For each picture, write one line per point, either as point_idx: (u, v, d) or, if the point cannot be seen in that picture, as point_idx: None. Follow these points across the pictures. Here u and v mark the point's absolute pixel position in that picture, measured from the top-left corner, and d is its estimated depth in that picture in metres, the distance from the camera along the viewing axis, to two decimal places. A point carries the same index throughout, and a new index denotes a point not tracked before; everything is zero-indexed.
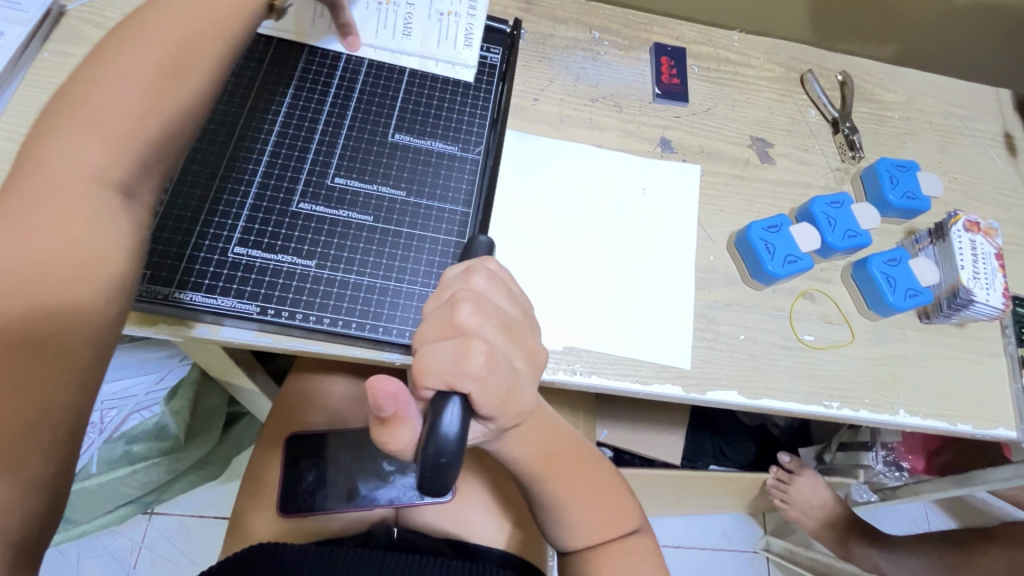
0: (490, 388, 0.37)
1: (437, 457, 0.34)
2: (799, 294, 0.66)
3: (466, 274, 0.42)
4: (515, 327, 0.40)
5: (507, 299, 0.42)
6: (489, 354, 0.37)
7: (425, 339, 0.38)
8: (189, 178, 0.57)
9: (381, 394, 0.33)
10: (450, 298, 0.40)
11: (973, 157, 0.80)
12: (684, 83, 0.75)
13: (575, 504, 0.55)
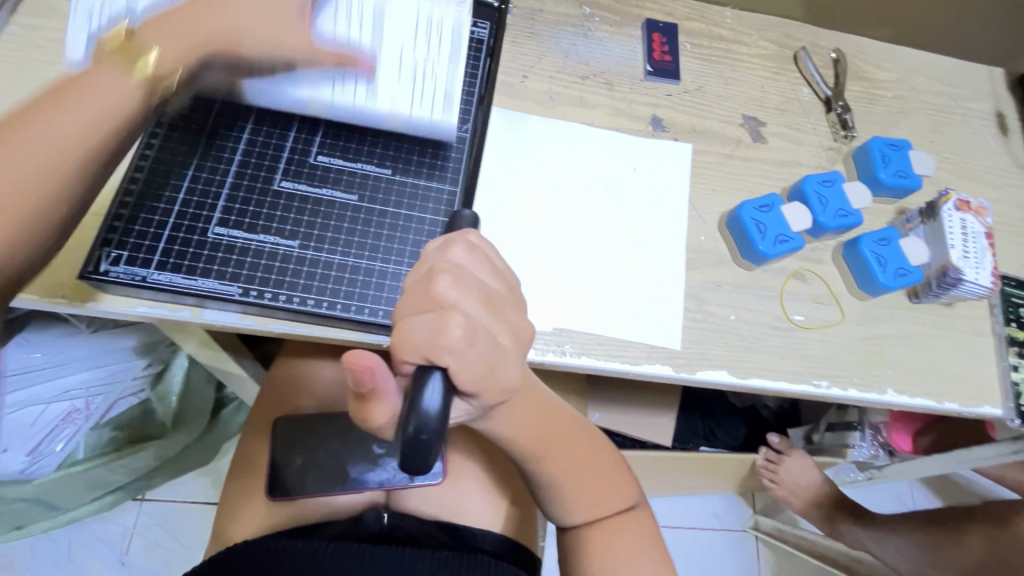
0: (469, 363, 0.35)
1: (418, 433, 0.33)
2: (790, 274, 0.66)
3: (444, 247, 0.40)
4: (498, 300, 0.39)
5: (491, 271, 0.40)
6: (468, 326, 0.35)
7: (403, 315, 0.37)
8: (166, 156, 0.55)
9: (356, 367, 0.33)
10: (428, 272, 0.38)
11: (965, 136, 0.80)
12: (675, 60, 0.74)
13: (570, 483, 0.55)
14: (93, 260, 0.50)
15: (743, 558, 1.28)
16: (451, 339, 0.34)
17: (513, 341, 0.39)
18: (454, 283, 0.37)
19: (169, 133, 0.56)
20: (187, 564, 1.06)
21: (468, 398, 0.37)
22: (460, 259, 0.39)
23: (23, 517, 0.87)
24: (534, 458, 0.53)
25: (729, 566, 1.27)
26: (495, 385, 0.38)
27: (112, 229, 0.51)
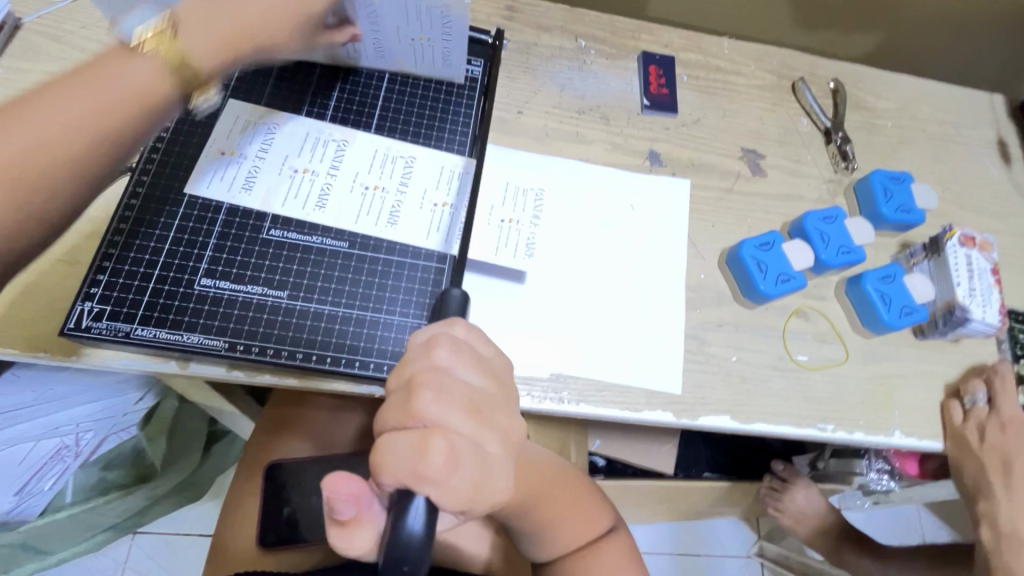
0: (454, 487, 0.35)
1: (398, 563, 0.33)
2: (793, 312, 0.64)
3: (427, 346, 0.38)
4: (484, 405, 0.38)
5: (477, 369, 0.39)
6: (451, 450, 0.34)
7: (384, 426, 0.36)
8: (153, 203, 0.54)
9: (336, 497, 0.32)
10: (410, 380, 0.37)
11: (967, 166, 0.79)
12: (672, 93, 0.73)
13: (555, 526, 0.53)
14: (77, 316, 0.49)
15: None
16: (432, 467, 0.34)
17: (503, 447, 0.38)
18: (437, 398, 0.36)
19: (156, 180, 0.55)
20: None
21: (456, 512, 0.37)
22: (444, 360, 0.38)
23: (8, 561, 0.84)
24: (517, 507, 0.50)
25: None
26: (485, 498, 0.37)
27: (96, 281, 0.50)
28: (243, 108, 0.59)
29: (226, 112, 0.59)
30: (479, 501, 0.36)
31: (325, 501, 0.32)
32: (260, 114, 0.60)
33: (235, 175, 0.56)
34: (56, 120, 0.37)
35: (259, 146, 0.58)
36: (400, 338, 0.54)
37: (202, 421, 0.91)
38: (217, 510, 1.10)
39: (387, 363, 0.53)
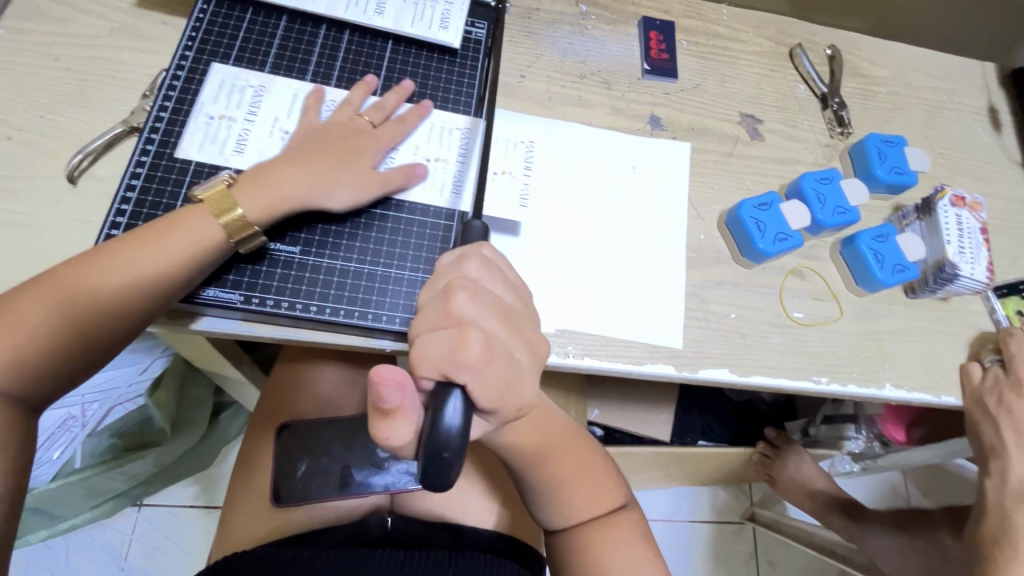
0: (489, 380, 0.37)
1: (439, 451, 0.34)
2: (789, 271, 0.66)
3: (460, 260, 0.42)
4: (512, 314, 0.41)
5: (506, 285, 0.42)
6: (483, 344, 0.37)
7: (418, 329, 0.39)
8: (164, 162, 0.55)
9: (384, 385, 0.33)
10: (445, 287, 0.40)
11: (958, 132, 0.80)
12: (672, 59, 0.74)
13: (568, 489, 0.55)
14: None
15: (741, 549, 1.29)
16: (469, 355, 0.36)
17: (529, 353, 0.41)
18: (472, 299, 0.39)
19: (164, 140, 0.56)
20: (188, 569, 1.05)
21: (486, 414, 0.39)
22: (475, 272, 0.41)
23: (22, 528, 0.85)
24: (532, 467, 0.54)
25: (726, 557, 1.28)
26: (512, 400, 0.39)
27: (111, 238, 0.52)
28: (227, 72, 0.60)
29: (210, 77, 0.59)
30: (508, 402, 0.39)
31: (370, 387, 0.33)
32: (246, 77, 0.60)
33: (225, 138, 0.57)
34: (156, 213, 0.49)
35: (247, 109, 0.59)
36: (411, 293, 0.55)
37: (209, 390, 0.90)
38: (223, 481, 1.11)
39: (399, 317, 0.54)
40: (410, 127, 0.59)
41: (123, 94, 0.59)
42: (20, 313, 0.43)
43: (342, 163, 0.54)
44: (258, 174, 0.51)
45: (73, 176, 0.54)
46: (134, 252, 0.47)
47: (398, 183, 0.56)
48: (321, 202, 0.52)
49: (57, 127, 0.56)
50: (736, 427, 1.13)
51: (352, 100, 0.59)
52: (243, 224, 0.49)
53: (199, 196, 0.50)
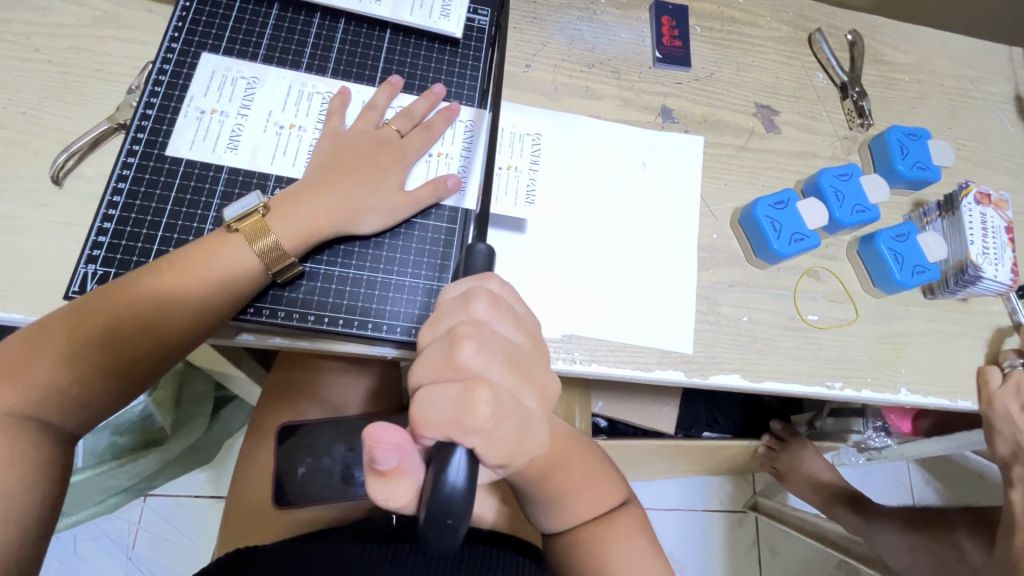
0: (498, 440, 0.35)
1: (444, 516, 0.31)
2: (804, 272, 0.64)
3: (464, 299, 0.39)
4: (521, 358, 0.39)
5: (514, 325, 0.40)
6: (491, 399, 0.35)
7: (420, 379, 0.37)
8: (152, 163, 0.53)
9: (379, 446, 0.32)
10: (449, 332, 0.37)
11: (983, 122, 0.77)
12: (686, 46, 0.70)
13: (573, 496, 0.53)
14: (86, 289, 0.48)
15: (744, 538, 1.29)
16: (477, 416, 0.34)
17: (539, 401, 0.39)
18: (479, 350, 0.36)
19: (152, 139, 0.54)
20: (194, 559, 1.06)
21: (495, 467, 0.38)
22: (482, 314, 0.38)
23: None
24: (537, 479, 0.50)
25: (729, 547, 1.28)
26: (522, 452, 0.38)
27: (98, 245, 0.50)
28: (219, 63, 0.57)
29: (202, 67, 0.56)
30: (518, 455, 0.37)
31: (366, 449, 0.32)
32: (238, 68, 0.57)
33: (218, 133, 0.55)
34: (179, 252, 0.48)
35: (240, 102, 0.56)
36: (412, 300, 0.54)
37: (210, 388, 0.89)
38: (227, 472, 1.11)
39: (400, 326, 0.53)
40: (436, 136, 0.58)
41: (108, 88, 0.56)
42: (32, 357, 0.42)
43: (372, 183, 0.53)
44: (292, 196, 0.51)
45: (58, 177, 0.52)
46: (171, 277, 0.46)
47: (427, 202, 0.55)
48: (351, 228, 0.52)
49: (41, 124, 0.54)
50: (743, 420, 1.11)
51: (377, 104, 0.57)
52: (279, 254, 0.49)
53: (233, 226, 0.49)
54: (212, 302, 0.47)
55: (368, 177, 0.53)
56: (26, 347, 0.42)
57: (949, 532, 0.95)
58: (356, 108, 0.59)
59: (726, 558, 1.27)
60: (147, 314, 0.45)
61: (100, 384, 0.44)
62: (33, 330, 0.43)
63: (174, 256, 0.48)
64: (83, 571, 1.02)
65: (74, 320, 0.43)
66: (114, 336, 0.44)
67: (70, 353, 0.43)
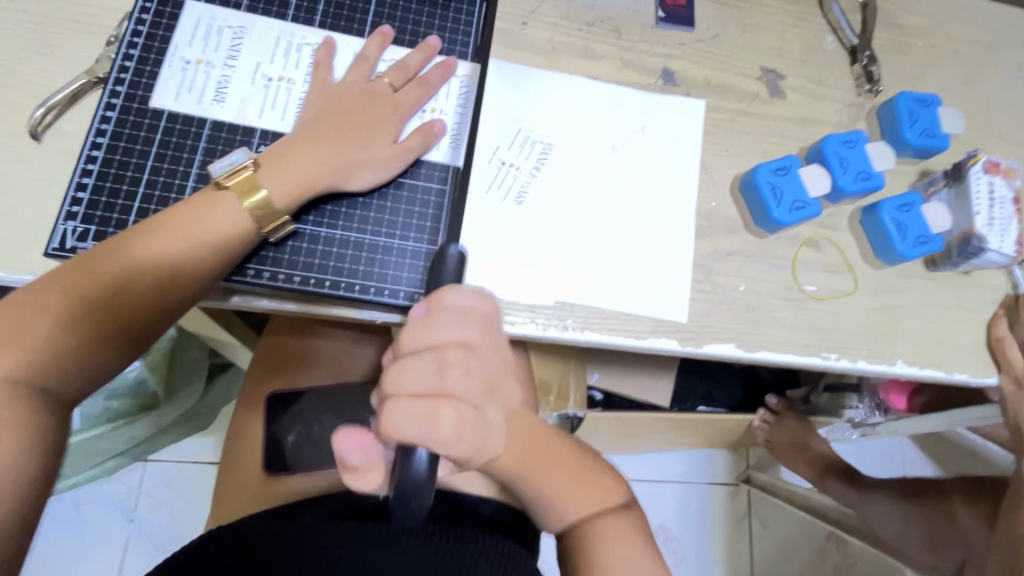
0: None
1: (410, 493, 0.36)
2: (804, 242, 0.63)
3: (455, 314, 0.42)
4: (496, 379, 0.43)
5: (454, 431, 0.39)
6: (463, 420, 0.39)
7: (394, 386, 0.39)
8: (132, 117, 0.51)
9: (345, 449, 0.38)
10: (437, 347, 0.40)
11: (997, 90, 0.74)
12: (690, 5, 0.67)
13: (568, 498, 0.52)
14: (67, 247, 0.47)
15: (735, 510, 1.31)
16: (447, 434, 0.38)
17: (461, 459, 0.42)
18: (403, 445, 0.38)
19: (131, 93, 0.52)
20: (194, 522, 1.08)
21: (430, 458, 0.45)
22: (470, 335, 0.42)
23: None
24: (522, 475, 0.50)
25: (721, 518, 1.30)
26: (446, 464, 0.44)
27: (77, 202, 0.49)
28: (204, 11, 0.55)
29: (186, 15, 0.54)
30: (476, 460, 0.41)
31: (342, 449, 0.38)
32: (224, 17, 0.55)
33: (203, 85, 0.53)
34: (168, 215, 0.46)
35: (226, 52, 0.54)
36: (401, 263, 0.53)
37: (204, 354, 0.89)
38: (225, 439, 1.12)
39: (390, 289, 0.52)
40: (431, 92, 0.56)
41: (85, 40, 0.54)
42: (21, 319, 0.41)
43: (365, 137, 0.52)
44: (276, 153, 0.49)
45: (37, 132, 0.50)
46: (157, 236, 0.45)
47: (420, 151, 0.54)
48: (342, 183, 0.51)
49: (18, 76, 0.52)
50: (740, 394, 1.12)
51: (368, 55, 0.56)
52: (269, 211, 0.48)
53: (221, 183, 0.47)
54: (206, 263, 0.46)
55: (358, 130, 0.52)
56: (16, 309, 0.41)
57: (938, 505, 0.96)
58: (345, 60, 0.57)
59: (717, 528, 1.29)
60: (142, 276, 0.44)
61: (96, 347, 0.43)
62: (26, 291, 0.42)
63: (158, 217, 0.46)
64: (86, 532, 1.04)
65: (62, 282, 0.42)
66: (107, 299, 0.43)
67: (63, 315, 0.42)
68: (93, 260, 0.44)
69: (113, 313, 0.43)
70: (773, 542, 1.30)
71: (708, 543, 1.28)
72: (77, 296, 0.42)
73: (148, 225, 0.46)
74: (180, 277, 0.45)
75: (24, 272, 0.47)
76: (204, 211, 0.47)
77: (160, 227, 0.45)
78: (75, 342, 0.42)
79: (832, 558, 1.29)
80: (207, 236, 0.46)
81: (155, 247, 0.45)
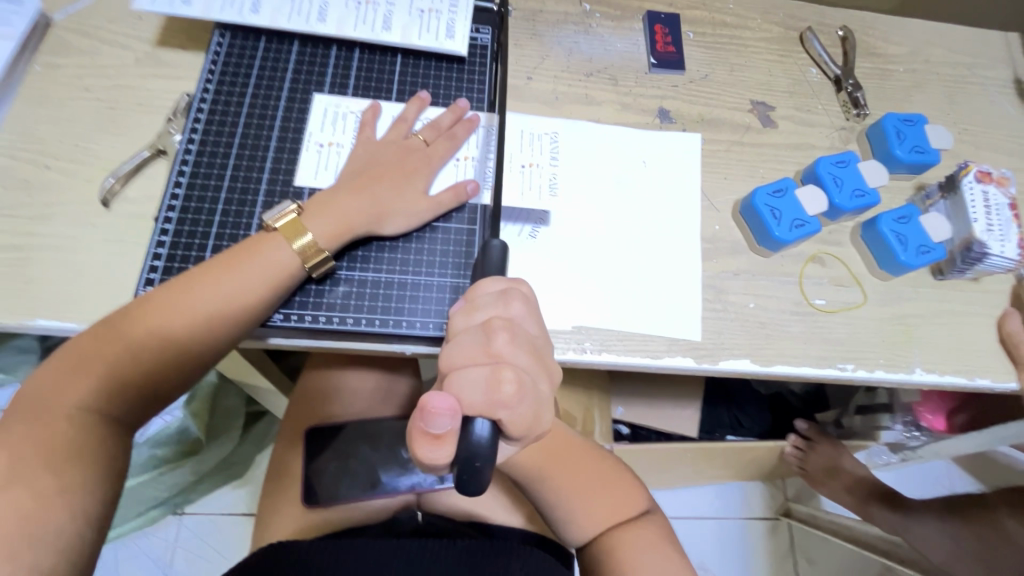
0: (518, 416, 0.38)
1: (472, 461, 0.36)
2: (808, 258, 0.65)
3: (501, 296, 0.42)
4: (541, 350, 0.42)
5: (511, 387, 0.38)
6: (516, 381, 0.38)
7: (454, 361, 0.39)
8: (192, 184, 0.58)
9: (435, 405, 0.35)
10: (484, 323, 0.40)
11: (983, 105, 0.78)
12: (679, 51, 0.73)
13: (585, 499, 0.56)
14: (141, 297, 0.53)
15: (778, 546, 1.26)
16: (504, 394, 0.37)
17: (530, 422, 0.39)
18: (464, 397, 0.37)
19: (192, 164, 0.59)
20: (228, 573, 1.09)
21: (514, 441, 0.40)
22: (514, 311, 0.42)
23: None
24: (547, 477, 0.56)
25: (762, 554, 1.25)
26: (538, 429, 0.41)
27: (158, 257, 0.55)
28: (256, 93, 0.63)
29: (242, 98, 0.63)
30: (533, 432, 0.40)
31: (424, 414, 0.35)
32: (274, 96, 0.63)
33: (264, 155, 0.60)
34: (215, 264, 0.51)
35: (279, 125, 0.62)
36: (431, 298, 0.57)
37: (240, 401, 0.93)
38: (257, 488, 1.15)
39: (419, 322, 0.56)
40: (459, 143, 0.62)
41: (148, 119, 0.62)
42: (87, 362, 0.46)
43: (399, 186, 0.57)
44: (321, 201, 0.55)
45: (106, 199, 0.57)
46: (192, 286, 0.49)
47: (449, 206, 0.59)
48: (378, 228, 0.56)
49: (91, 153, 0.59)
50: (770, 420, 1.13)
51: (407, 116, 0.62)
52: (317, 250, 0.53)
53: (271, 226, 0.54)
54: (240, 312, 0.50)
55: (394, 187, 0.57)
56: (81, 356, 0.46)
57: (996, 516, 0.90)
58: (387, 121, 0.64)
59: (760, 565, 1.24)
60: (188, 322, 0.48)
61: (135, 384, 0.47)
62: (92, 333, 0.47)
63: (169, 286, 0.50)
64: None
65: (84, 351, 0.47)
66: (131, 360, 0.47)
67: (90, 377, 0.45)
68: (147, 305, 0.48)
69: (163, 358, 0.48)
70: None
71: None
72: (100, 360, 0.46)
73: (198, 272, 0.50)
74: (220, 325, 0.49)
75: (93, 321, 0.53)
76: (239, 259, 0.51)
77: (205, 274, 0.50)
78: (108, 395, 0.46)
79: None
80: (244, 288, 0.50)
81: (200, 297, 0.49)
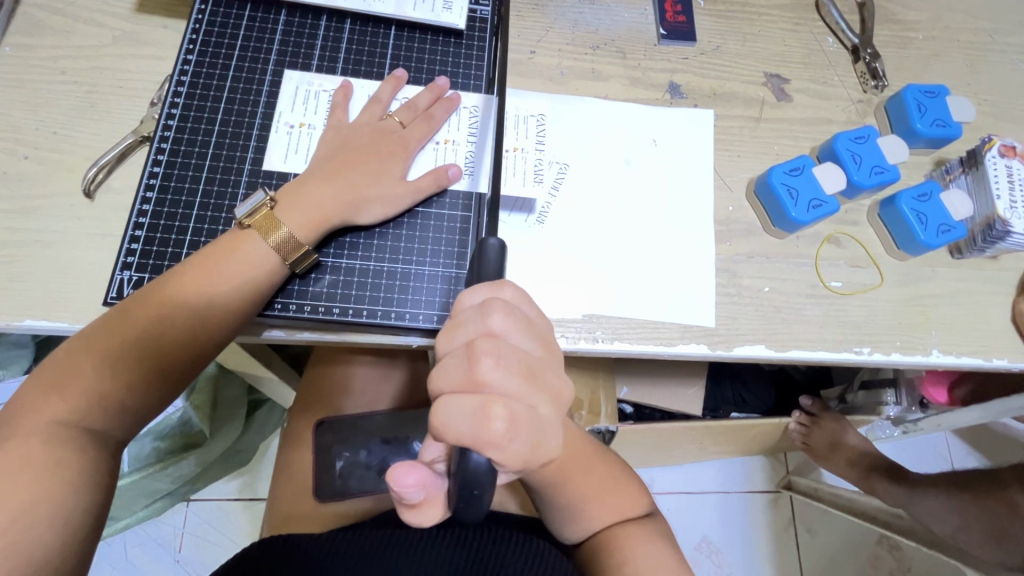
0: (514, 450, 0.36)
1: (471, 488, 0.34)
2: (824, 239, 0.63)
3: (482, 309, 0.39)
4: (536, 369, 0.39)
5: (505, 422, 0.36)
6: (508, 413, 0.36)
7: (443, 389, 0.37)
8: (176, 171, 0.55)
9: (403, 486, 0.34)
10: (469, 344, 0.38)
11: (1004, 74, 0.75)
12: (690, 21, 0.70)
13: (595, 501, 0.53)
14: (119, 282, 0.51)
15: (780, 519, 1.28)
16: (494, 431, 0.35)
17: (529, 453, 0.38)
18: (454, 436, 0.35)
19: (175, 149, 0.56)
20: None
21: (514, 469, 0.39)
22: (499, 327, 0.39)
23: None
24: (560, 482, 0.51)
25: (764, 527, 1.27)
26: (540, 456, 0.39)
27: (135, 242, 0.52)
28: (239, 70, 0.59)
29: (223, 74, 0.59)
30: (532, 460, 0.38)
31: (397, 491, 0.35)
32: (258, 73, 0.59)
33: (248, 135, 0.57)
34: (201, 259, 0.49)
35: (263, 104, 0.58)
36: (433, 289, 0.55)
37: (243, 391, 0.92)
38: (263, 474, 1.15)
39: (422, 315, 0.54)
40: (437, 125, 0.58)
41: (130, 104, 0.58)
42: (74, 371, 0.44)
43: (376, 171, 0.54)
44: (291, 189, 0.52)
45: (89, 190, 0.54)
46: (178, 284, 0.47)
47: (428, 190, 0.56)
48: (355, 217, 0.53)
49: (71, 142, 0.56)
50: (773, 400, 1.12)
51: (381, 97, 0.59)
52: (295, 244, 0.51)
53: (244, 221, 0.50)
54: (230, 307, 0.48)
55: (370, 173, 0.54)
56: (67, 365, 0.44)
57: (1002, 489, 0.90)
58: (362, 101, 0.60)
59: (763, 538, 1.26)
60: (177, 323, 0.47)
61: (125, 388, 0.45)
62: (79, 340, 0.45)
63: (142, 291, 0.48)
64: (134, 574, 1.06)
65: (58, 362, 0.45)
66: (119, 364, 0.45)
67: (75, 386, 0.43)
68: (134, 307, 0.46)
69: (152, 361, 0.46)
70: (821, 549, 1.27)
71: (753, 554, 1.25)
72: (83, 368, 0.44)
73: (183, 269, 0.48)
74: (210, 323, 0.48)
75: (82, 321, 0.51)
76: (226, 254, 0.49)
77: (191, 271, 0.48)
78: (97, 402, 0.44)
79: (886, 562, 1.26)
80: (233, 283, 0.48)
81: (188, 295, 0.47)
